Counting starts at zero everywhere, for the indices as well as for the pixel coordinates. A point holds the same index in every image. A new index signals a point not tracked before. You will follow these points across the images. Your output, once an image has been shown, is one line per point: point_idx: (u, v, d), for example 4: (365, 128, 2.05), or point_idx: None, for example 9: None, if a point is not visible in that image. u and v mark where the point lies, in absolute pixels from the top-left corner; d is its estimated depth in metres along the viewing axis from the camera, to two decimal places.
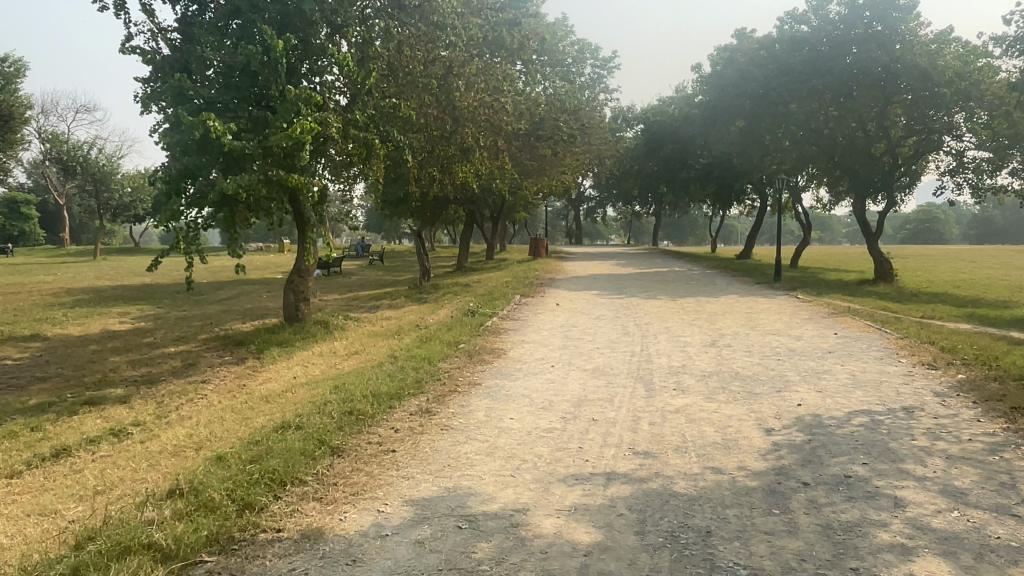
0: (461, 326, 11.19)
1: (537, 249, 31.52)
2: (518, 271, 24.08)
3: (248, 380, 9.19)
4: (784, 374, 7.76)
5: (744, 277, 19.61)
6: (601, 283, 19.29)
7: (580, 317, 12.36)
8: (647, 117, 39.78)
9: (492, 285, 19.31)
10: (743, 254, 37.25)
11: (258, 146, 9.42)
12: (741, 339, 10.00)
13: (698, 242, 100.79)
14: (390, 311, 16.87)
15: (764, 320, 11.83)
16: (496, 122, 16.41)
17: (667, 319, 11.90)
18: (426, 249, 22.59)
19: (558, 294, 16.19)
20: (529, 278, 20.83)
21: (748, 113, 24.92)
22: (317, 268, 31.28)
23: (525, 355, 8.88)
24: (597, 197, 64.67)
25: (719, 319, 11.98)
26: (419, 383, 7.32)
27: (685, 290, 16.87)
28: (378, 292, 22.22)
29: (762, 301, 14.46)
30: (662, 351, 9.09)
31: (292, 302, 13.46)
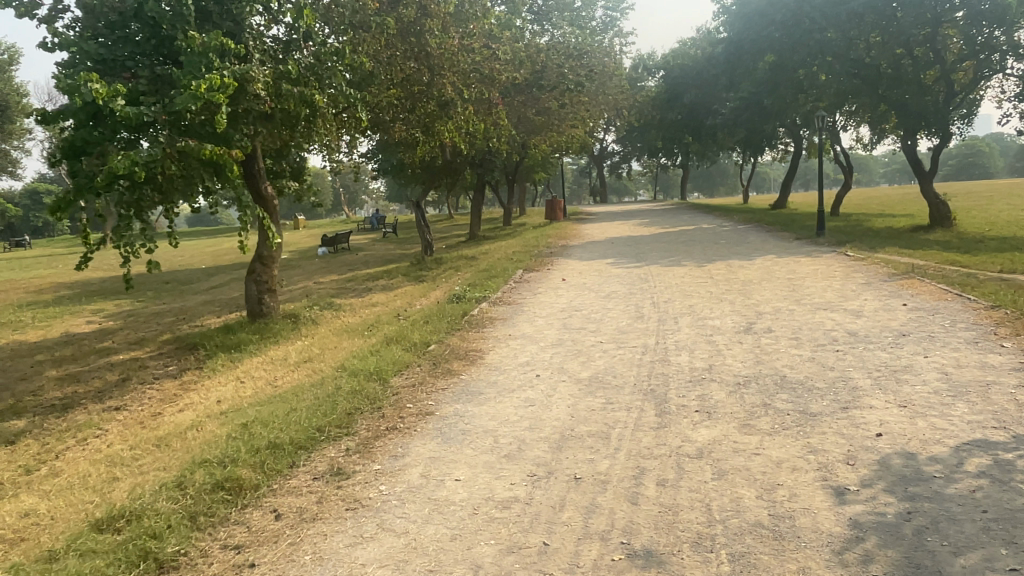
0: (441, 317, 9.26)
1: (554, 212, 29.34)
2: (530, 238, 22.04)
3: (167, 407, 7.42)
4: (850, 377, 5.68)
5: (782, 232, 17.28)
6: (619, 248, 17.15)
7: (588, 297, 10.32)
8: (667, 62, 36.94)
9: (498, 258, 17.29)
10: (778, 204, 34.60)
11: (160, 112, 7.50)
12: (784, 320, 7.90)
13: (731, 191, 97.10)
14: (383, 295, 15.01)
15: (811, 289, 9.65)
16: (486, 72, 14.17)
17: (691, 295, 9.79)
18: (426, 220, 20.58)
19: (568, 266, 14.16)
20: (538, 247, 18.77)
21: (777, 47, 22.24)
22: (322, 246, 29.59)
23: (505, 361, 6.90)
24: (621, 151, 61.82)
25: (754, 290, 9.85)
26: (348, 417, 5.40)
27: (713, 253, 14.69)
28: (380, 271, 20.41)
29: (805, 262, 12.21)
30: (682, 344, 7.06)
31: (254, 295, 11.72)
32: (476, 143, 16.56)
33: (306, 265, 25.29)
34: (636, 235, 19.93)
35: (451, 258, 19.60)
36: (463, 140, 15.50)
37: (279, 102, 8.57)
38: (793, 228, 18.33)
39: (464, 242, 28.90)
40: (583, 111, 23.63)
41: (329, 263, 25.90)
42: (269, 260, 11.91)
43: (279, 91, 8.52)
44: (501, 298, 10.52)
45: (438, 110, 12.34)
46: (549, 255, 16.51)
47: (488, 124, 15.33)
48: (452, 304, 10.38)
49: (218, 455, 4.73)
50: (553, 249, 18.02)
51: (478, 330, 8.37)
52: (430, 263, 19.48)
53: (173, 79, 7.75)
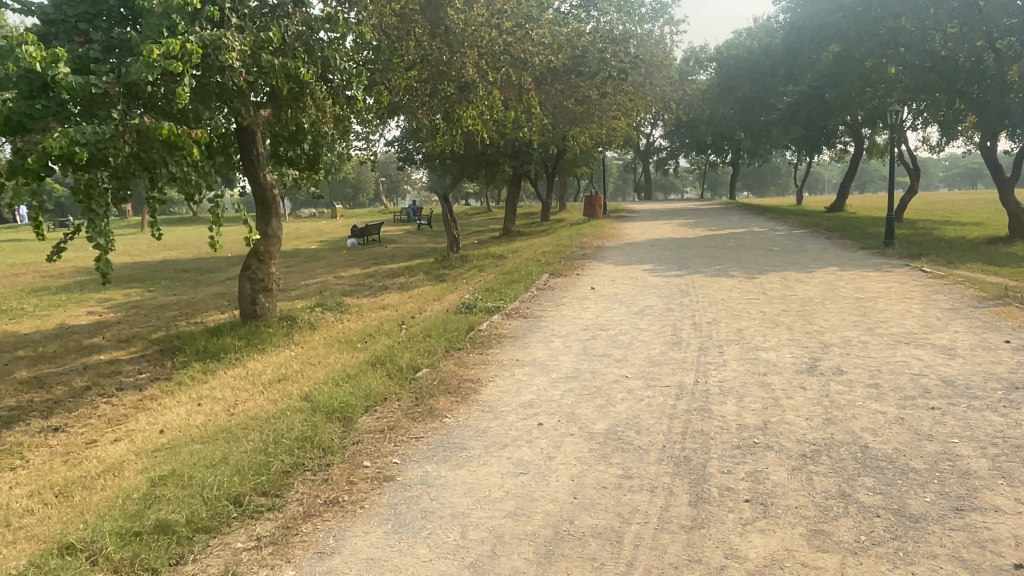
0: (442, 331, 7.97)
1: (593, 209, 27.83)
2: (565, 236, 20.64)
3: (107, 434, 6.28)
4: (956, 451, 4.22)
5: (843, 240, 15.55)
6: (659, 252, 15.65)
7: (617, 312, 8.92)
8: (720, 54, 35.00)
9: (526, 258, 15.96)
10: (834, 207, 32.51)
11: (114, 83, 6.36)
12: (856, 356, 6.40)
13: (781, 191, 93.98)
14: (396, 295, 13.84)
15: (884, 314, 8.10)
16: (517, 55, 12.75)
17: (738, 315, 8.33)
18: (453, 214, 19.34)
19: (600, 271, 12.79)
20: (572, 247, 17.38)
21: (844, 36, 20.35)
22: (352, 237, 28.67)
23: (504, 400, 5.55)
24: (668, 147, 59.75)
25: (814, 312, 8.35)
26: (282, 478, 4.14)
27: (763, 261, 13.13)
28: (402, 266, 19.29)
29: (873, 279, 10.59)
30: (726, 387, 5.63)
31: (247, 294, 10.58)
32: (504, 132, 15.23)
33: (331, 258, 24.31)
34: (679, 238, 18.39)
35: (478, 256, 18.34)
36: (489, 126, 14.17)
37: (259, 75, 7.37)
38: (854, 235, 16.60)
39: (497, 238, 27.64)
40: (627, 101, 22.12)
41: (355, 255, 24.89)
42: (267, 256, 10.78)
43: (256, 63, 7.30)
44: (518, 310, 9.19)
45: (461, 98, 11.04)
46: (580, 257, 15.12)
47: (517, 114, 13.94)
48: (461, 314, 9.08)
49: (82, 538, 3.52)
50: (586, 249, 16.61)
51: (482, 353, 7.02)
52: (456, 260, 18.25)
53: (132, 45, 6.61)
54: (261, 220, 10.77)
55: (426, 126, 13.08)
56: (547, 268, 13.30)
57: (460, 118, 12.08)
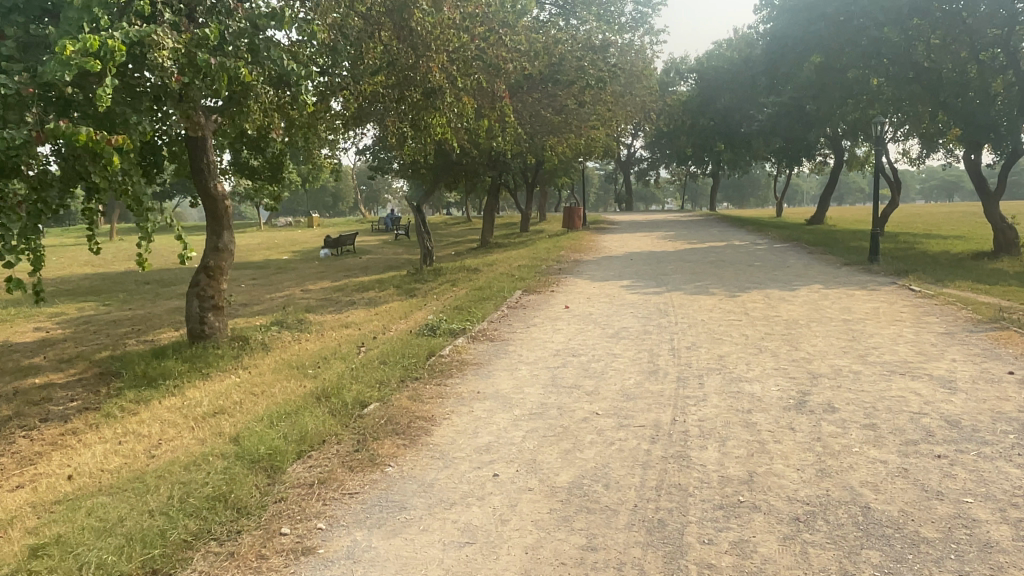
0: (399, 357, 7.31)
1: (572, 221, 27.28)
2: (542, 249, 20.07)
3: (12, 480, 5.57)
4: (972, 514, 3.64)
5: (827, 255, 15.10)
6: (638, 266, 15.11)
7: (591, 334, 8.31)
8: (701, 64, 34.77)
9: (501, 273, 15.35)
10: (815, 219, 32.27)
11: (26, 83, 5.68)
12: (849, 389, 5.83)
13: (762, 203, 94.31)
14: (363, 311, 13.16)
15: (875, 339, 7.57)
16: (491, 60, 12.18)
17: (720, 339, 7.76)
18: (426, 226, 18.69)
19: (576, 287, 12.20)
20: (548, 260, 16.80)
21: (826, 45, 20.07)
22: (325, 248, 27.92)
23: (457, 444, 4.90)
24: (649, 158, 59.58)
25: (800, 335, 7.80)
26: (181, 553, 3.48)
27: (746, 277, 12.61)
28: (373, 279, 18.61)
29: (860, 299, 10.09)
30: (707, 427, 5.03)
31: (196, 313, 9.87)
32: (477, 141, 14.65)
33: (302, 269, 23.56)
34: (659, 251, 17.88)
35: (452, 269, 17.71)
36: (460, 134, 13.58)
37: (194, 76, 6.69)
38: (837, 249, 16.17)
39: (474, 250, 27.02)
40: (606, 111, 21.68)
41: (327, 267, 24.14)
42: (217, 272, 10.08)
43: (191, 63, 6.68)
44: (485, 331, 8.55)
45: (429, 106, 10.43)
46: (556, 272, 14.54)
47: (491, 123, 13.37)
48: (423, 336, 8.42)
49: None
50: (563, 263, 16.04)
51: (439, 384, 6.36)
52: (428, 273, 17.60)
53: (47, 41, 5.92)
54: (212, 232, 10.09)
55: (393, 133, 12.46)
56: (520, 284, 12.69)
57: (429, 126, 11.49)
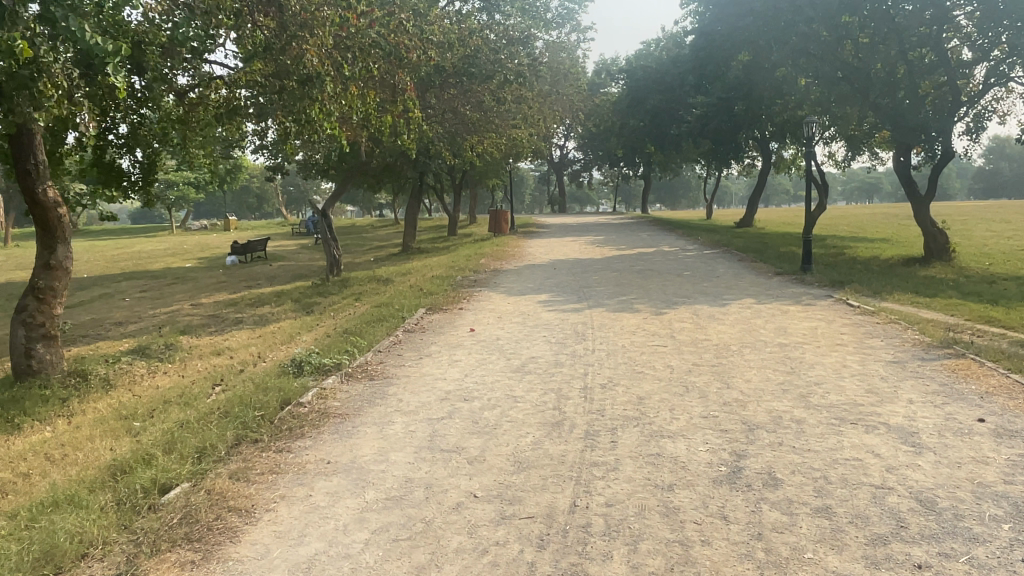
0: (244, 409, 5.81)
1: (499, 225, 25.95)
2: (461, 256, 18.74)
3: None
4: None
5: (757, 263, 14.25)
6: (559, 276, 13.92)
7: (490, 368, 6.98)
8: (628, 64, 34.09)
9: (410, 285, 13.91)
10: (744, 222, 31.93)
11: None
12: (793, 447, 4.68)
13: (693, 204, 95.46)
14: (247, 333, 11.53)
15: (816, 371, 6.50)
16: (391, 48, 10.72)
17: (641, 373, 6.56)
18: (332, 232, 17.08)
19: (488, 303, 10.90)
20: (464, 269, 15.47)
21: (753, 42, 19.38)
22: (232, 255, 25.86)
23: (269, 561, 3.48)
24: (581, 159, 58.97)
25: (731, 367, 6.67)
26: None
27: (673, 290, 11.54)
28: (274, 291, 16.91)
29: (795, 316, 9.09)
30: (614, 518, 3.77)
31: (19, 345, 8.09)
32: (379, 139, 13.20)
33: (201, 280, 21.55)
34: (584, 258, 16.76)
35: (361, 281, 16.18)
36: (354, 129, 12.06)
37: None
38: (768, 256, 15.38)
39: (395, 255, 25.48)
40: (526, 108, 20.52)
41: (231, 277, 22.22)
42: (49, 294, 8.31)
43: None
44: (367, 365, 7.13)
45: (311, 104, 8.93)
46: (469, 284, 13.21)
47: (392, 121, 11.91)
48: (286, 374, 6.93)
49: None
50: (481, 273, 14.73)
51: (282, 451, 4.92)
52: (334, 285, 16.03)
53: None
54: (42, 247, 8.30)
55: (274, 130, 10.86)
56: (426, 299, 11.30)
57: (313, 123, 9.96)
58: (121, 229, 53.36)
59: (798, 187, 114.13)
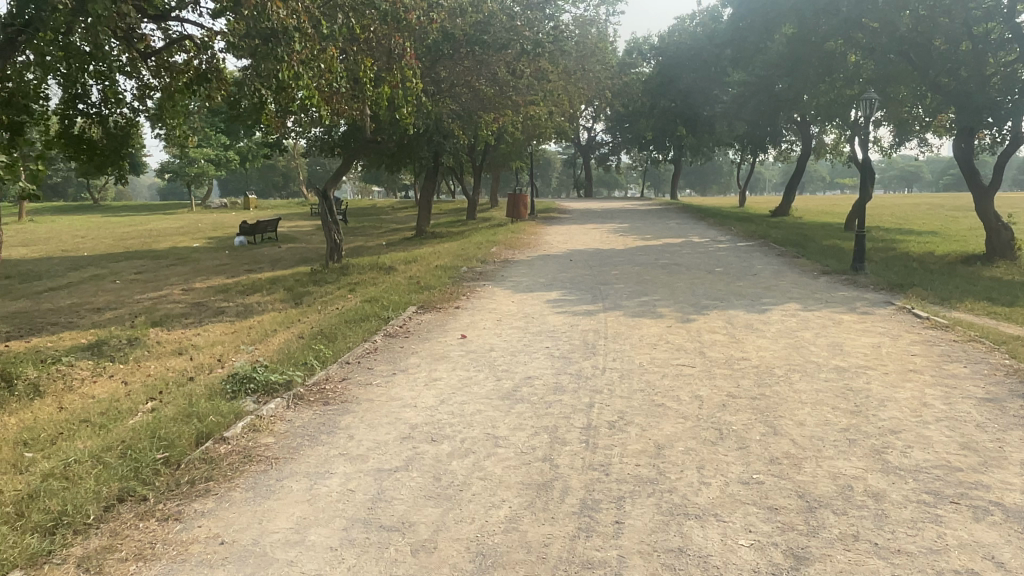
0: (145, 448, 4.53)
1: (517, 209, 24.38)
2: (473, 242, 17.38)
3: None
4: None
5: (800, 259, 12.69)
6: (576, 269, 12.50)
7: (474, 392, 5.61)
8: (661, 41, 32.27)
9: (409, 276, 12.60)
10: (780, 211, 30.12)
11: None
12: (874, 547, 3.29)
13: (725, 190, 92.85)
14: (221, 327, 10.30)
15: (887, 412, 5.06)
16: (388, 9, 9.32)
17: (662, 408, 5.17)
18: (334, 215, 15.72)
19: (490, 302, 9.54)
20: (472, 258, 14.11)
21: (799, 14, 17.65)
22: (240, 235, 24.82)
23: None
24: (610, 142, 57.15)
25: (777, 403, 5.26)
26: None
27: (703, 290, 10.06)
28: (270, 277, 15.73)
29: (851, 329, 7.59)
30: None
31: None
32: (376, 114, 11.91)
33: (203, 262, 20.51)
34: (606, 249, 15.30)
35: (361, 268, 14.91)
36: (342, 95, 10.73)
37: None
38: (811, 251, 13.79)
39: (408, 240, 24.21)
40: (547, 85, 19.07)
41: (234, 259, 21.16)
42: None
43: None
44: (323, 386, 5.79)
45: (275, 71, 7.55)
46: (474, 277, 11.88)
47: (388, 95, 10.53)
48: (221, 393, 5.63)
49: None
50: (489, 264, 13.37)
51: (166, 521, 3.64)
52: (332, 272, 14.78)
53: None
54: None
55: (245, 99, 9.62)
56: (420, 294, 9.97)
57: (285, 91, 8.65)
58: (142, 206, 52.90)
59: (835, 174, 110.66)
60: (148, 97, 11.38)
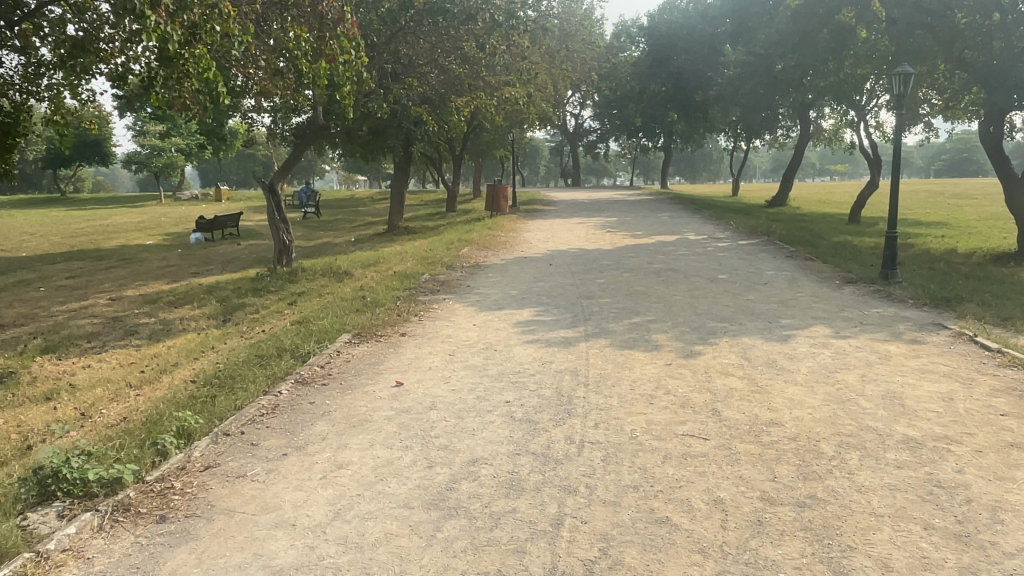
0: None
1: (497, 202, 22.49)
2: (444, 242, 15.54)
3: None
4: None
5: (815, 264, 10.94)
6: (556, 277, 10.69)
7: (389, 494, 3.81)
8: (650, 20, 30.40)
9: (360, 285, 10.80)
10: (776, 201, 28.46)
11: None
12: None
13: (716, 177, 91.18)
14: (121, 356, 8.47)
15: (1010, 537, 3.29)
16: None
17: (666, 532, 3.39)
18: (281, 212, 13.75)
19: (445, 325, 7.76)
20: (438, 262, 12.26)
21: None
22: (197, 232, 22.87)
23: None
24: (598, 129, 55.25)
25: (839, 518, 3.48)
26: None
27: (706, 306, 8.29)
28: (211, 283, 13.87)
29: (906, 369, 5.83)
30: None
31: None
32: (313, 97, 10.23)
33: (149, 265, 18.59)
34: (592, 249, 13.53)
35: (313, 273, 13.07)
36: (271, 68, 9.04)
37: None
38: (826, 252, 12.05)
39: (379, 236, 22.35)
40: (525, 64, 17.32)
41: (184, 260, 19.27)
42: None
43: None
44: (170, 484, 3.98)
45: (150, 34, 5.84)
46: (435, 287, 10.05)
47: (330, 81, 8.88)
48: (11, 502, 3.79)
49: None
50: (456, 269, 11.54)
51: None
52: (278, 279, 12.90)
53: None
54: None
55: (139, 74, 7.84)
56: (360, 314, 8.17)
57: (179, 62, 6.89)
58: (112, 199, 50.73)
59: (827, 161, 108.93)
60: (38, 76, 9.54)
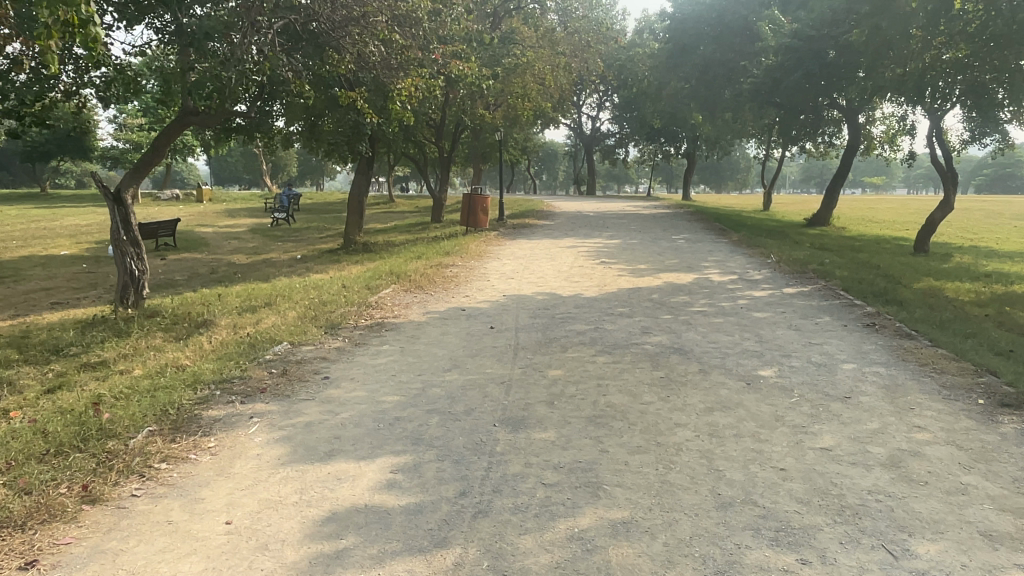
0: None
1: (476, 216, 18.29)
2: (373, 273, 11.40)
3: None
4: None
5: (918, 348, 6.63)
6: (487, 357, 6.45)
7: None
8: None
9: (172, 361, 6.64)
10: (817, 220, 23.97)
11: None
12: None
13: (741, 186, 86.50)
14: None
15: None
16: None
17: None
18: (124, 230, 9.65)
19: (156, 523, 3.51)
20: (328, 315, 8.08)
21: None
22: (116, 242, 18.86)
23: None
24: (617, 133, 50.85)
25: None
26: None
27: (743, 477, 4.00)
28: (28, 328, 9.76)
29: None
30: None
31: None
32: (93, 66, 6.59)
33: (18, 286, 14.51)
34: (568, 297, 9.29)
35: (157, 322, 8.95)
36: None
37: None
38: (923, 320, 7.77)
39: (331, 252, 18.26)
40: (476, 36, 13.65)
41: (71, 280, 15.21)
42: None
43: None
44: None
45: None
46: (273, 379, 5.85)
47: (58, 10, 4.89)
48: None
49: None
50: (343, 334, 7.35)
51: None
52: (104, 329, 8.79)
53: None
54: None
55: None
56: (17, 470, 4.00)
57: None
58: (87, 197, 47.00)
59: (858, 173, 103.76)
60: None
